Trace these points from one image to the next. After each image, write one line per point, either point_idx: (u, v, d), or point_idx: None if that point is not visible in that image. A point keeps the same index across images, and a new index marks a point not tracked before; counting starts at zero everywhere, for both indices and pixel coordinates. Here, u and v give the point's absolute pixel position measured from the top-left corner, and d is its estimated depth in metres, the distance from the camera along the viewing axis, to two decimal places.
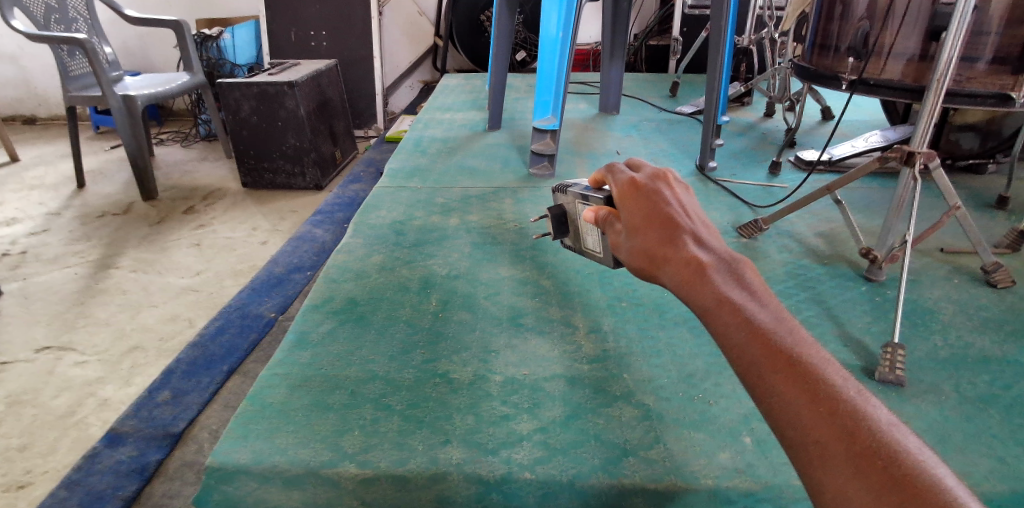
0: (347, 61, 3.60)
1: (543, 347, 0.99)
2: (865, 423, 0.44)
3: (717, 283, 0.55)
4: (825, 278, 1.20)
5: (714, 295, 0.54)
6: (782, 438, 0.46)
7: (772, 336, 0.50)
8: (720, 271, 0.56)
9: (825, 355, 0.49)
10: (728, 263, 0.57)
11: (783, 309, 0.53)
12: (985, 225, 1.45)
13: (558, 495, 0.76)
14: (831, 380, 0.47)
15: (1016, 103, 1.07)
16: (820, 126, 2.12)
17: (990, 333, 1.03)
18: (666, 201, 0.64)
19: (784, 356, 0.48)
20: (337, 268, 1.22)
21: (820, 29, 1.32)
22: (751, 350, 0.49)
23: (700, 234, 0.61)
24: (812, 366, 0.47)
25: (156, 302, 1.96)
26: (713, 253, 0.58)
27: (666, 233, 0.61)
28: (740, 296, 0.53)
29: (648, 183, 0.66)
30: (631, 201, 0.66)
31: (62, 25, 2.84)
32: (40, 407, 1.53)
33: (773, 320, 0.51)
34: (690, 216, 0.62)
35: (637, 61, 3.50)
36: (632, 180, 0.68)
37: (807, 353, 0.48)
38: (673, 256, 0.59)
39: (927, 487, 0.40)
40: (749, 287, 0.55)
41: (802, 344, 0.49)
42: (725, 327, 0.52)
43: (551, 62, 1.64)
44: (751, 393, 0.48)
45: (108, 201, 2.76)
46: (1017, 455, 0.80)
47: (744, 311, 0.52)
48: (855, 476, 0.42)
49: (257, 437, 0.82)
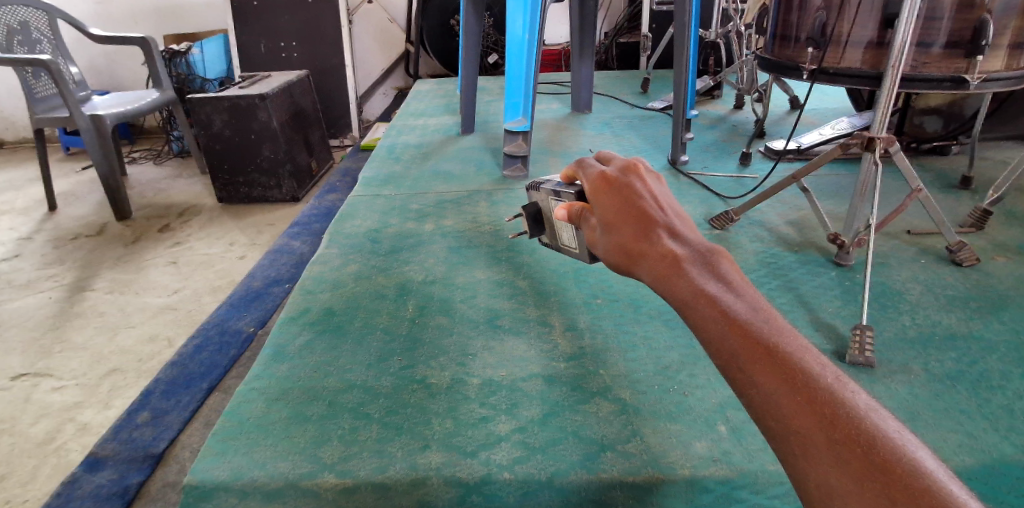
0: (319, 71, 3.59)
1: (520, 347, 0.99)
2: (844, 411, 0.43)
3: (694, 277, 0.54)
4: (796, 265, 1.22)
5: (691, 288, 0.53)
6: (764, 429, 0.45)
7: (749, 327, 0.48)
8: (696, 264, 0.55)
9: (803, 341, 0.48)
10: (704, 255, 0.56)
11: (759, 298, 0.52)
12: (950, 205, 1.48)
13: (539, 494, 0.77)
14: (810, 367, 0.45)
15: (970, 85, 1.10)
16: (788, 116, 2.16)
17: (957, 311, 1.06)
18: (639, 194, 0.63)
19: (762, 345, 0.47)
20: (313, 279, 1.22)
21: (780, 20, 1.34)
22: (730, 342, 0.48)
23: (675, 227, 0.59)
24: (790, 355, 0.46)
25: (134, 322, 1.93)
26: (689, 246, 0.57)
27: (641, 228, 0.59)
28: (717, 289, 0.52)
29: (621, 175, 0.65)
30: (604, 196, 0.64)
31: (26, 46, 2.79)
32: (18, 435, 1.51)
33: (750, 310, 0.50)
34: (664, 209, 0.61)
35: (608, 59, 3.54)
36: (604, 175, 0.66)
37: (786, 341, 0.47)
38: (649, 251, 0.58)
39: (908, 472, 0.40)
40: (725, 279, 0.53)
41: (780, 332, 0.48)
42: (702, 320, 0.50)
43: (518, 64, 1.65)
44: (732, 385, 0.47)
45: (81, 222, 2.72)
46: (985, 428, 0.82)
47: (721, 303, 0.51)
48: (837, 464, 0.41)
49: (235, 453, 0.81)
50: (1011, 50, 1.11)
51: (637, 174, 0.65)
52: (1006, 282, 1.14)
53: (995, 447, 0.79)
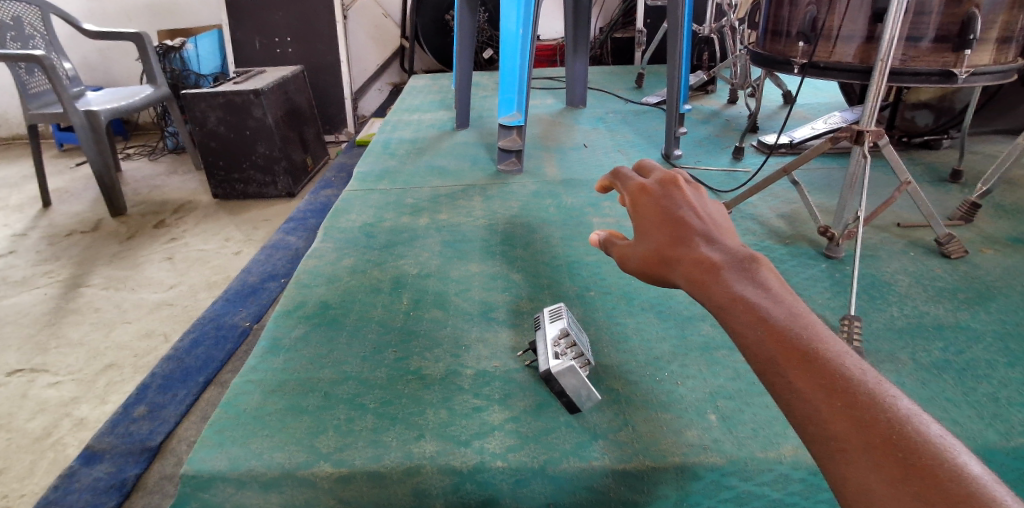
0: (313, 67, 3.58)
1: (514, 339, 1.01)
2: (883, 414, 0.41)
3: (730, 281, 0.53)
4: (787, 257, 1.23)
5: (727, 293, 0.52)
6: (801, 433, 0.44)
7: (786, 331, 0.47)
8: (733, 270, 0.54)
9: (841, 345, 0.46)
10: (741, 261, 0.55)
11: (797, 304, 0.50)
12: (940, 198, 1.49)
13: (531, 481, 0.79)
14: (849, 371, 0.44)
15: (958, 79, 1.12)
16: (780, 111, 2.18)
17: (945, 302, 1.07)
18: (679, 205, 0.63)
19: (800, 350, 0.46)
20: (308, 273, 1.22)
21: (772, 14, 1.34)
22: (769, 348, 0.47)
23: (712, 234, 0.59)
24: (828, 359, 0.45)
25: (130, 318, 1.94)
26: (725, 252, 0.56)
27: (678, 236, 0.60)
28: (753, 293, 0.51)
29: (661, 189, 0.66)
30: (643, 208, 0.65)
31: (19, 42, 2.78)
32: (14, 431, 1.51)
33: (787, 315, 0.49)
34: (702, 217, 0.61)
35: (603, 54, 3.55)
36: (645, 186, 0.67)
37: (824, 345, 0.46)
38: (684, 256, 0.58)
39: (949, 476, 0.38)
40: (762, 284, 0.52)
41: (819, 336, 0.47)
42: (739, 324, 0.50)
43: (512, 60, 1.65)
44: (768, 389, 0.46)
45: (76, 219, 2.71)
46: (970, 416, 0.83)
47: (758, 308, 0.50)
48: (876, 468, 0.39)
49: (232, 443, 0.82)
50: (999, 45, 1.13)
51: (676, 188, 0.66)
52: (994, 274, 1.15)
53: (979, 434, 0.81)
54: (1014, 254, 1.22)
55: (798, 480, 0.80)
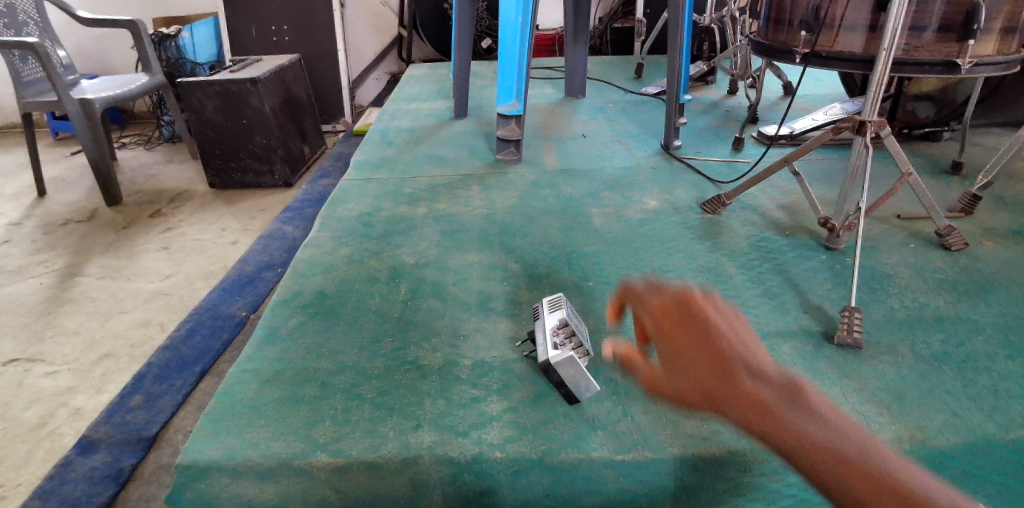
0: (310, 56, 3.55)
1: (512, 329, 1.00)
2: None
3: (792, 421, 0.49)
4: (787, 248, 1.22)
5: (795, 438, 0.49)
6: None
7: (860, 463, 0.48)
8: (786, 405, 0.50)
9: (894, 455, 0.49)
10: (790, 390, 0.51)
11: (844, 420, 0.50)
12: (941, 190, 1.49)
13: (529, 472, 0.79)
14: (918, 488, 0.47)
15: (962, 70, 1.11)
16: (780, 102, 2.16)
17: (945, 294, 1.07)
18: (707, 327, 0.54)
19: (882, 486, 0.47)
20: (305, 262, 1.21)
21: (774, 3, 1.32)
22: (847, 478, 0.48)
23: (750, 360, 0.53)
24: (902, 482, 0.47)
25: (126, 308, 1.93)
26: (771, 382, 0.51)
27: (720, 368, 0.52)
28: (817, 428, 0.49)
29: (680, 307, 0.55)
30: (663, 334, 0.54)
31: (12, 29, 2.74)
32: (10, 420, 1.50)
33: (848, 442, 0.49)
34: (733, 337, 0.54)
35: (602, 44, 3.52)
36: (656, 305, 0.56)
37: (889, 466, 0.48)
38: (730, 394, 0.51)
39: None
40: (815, 413, 0.50)
41: (883, 459, 0.48)
42: (814, 464, 0.48)
43: (511, 49, 1.63)
44: None
45: (71, 208, 2.69)
46: (969, 408, 0.83)
47: (824, 443, 0.49)
48: None
49: (228, 433, 0.82)
50: (1004, 35, 1.11)
51: (693, 302, 0.56)
52: (994, 266, 1.15)
53: (978, 426, 0.80)
54: (1014, 247, 1.22)
55: (797, 471, 0.80)
